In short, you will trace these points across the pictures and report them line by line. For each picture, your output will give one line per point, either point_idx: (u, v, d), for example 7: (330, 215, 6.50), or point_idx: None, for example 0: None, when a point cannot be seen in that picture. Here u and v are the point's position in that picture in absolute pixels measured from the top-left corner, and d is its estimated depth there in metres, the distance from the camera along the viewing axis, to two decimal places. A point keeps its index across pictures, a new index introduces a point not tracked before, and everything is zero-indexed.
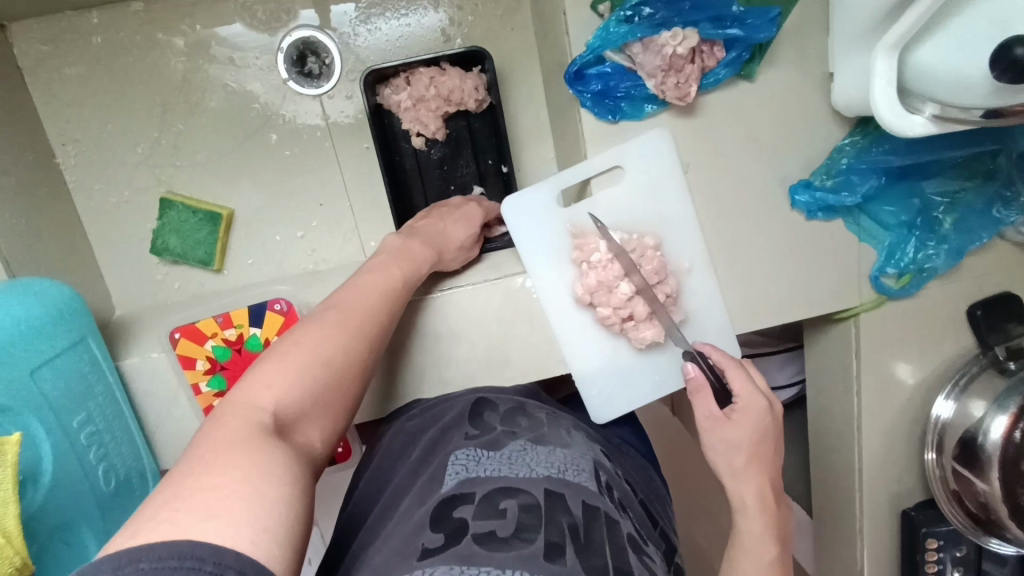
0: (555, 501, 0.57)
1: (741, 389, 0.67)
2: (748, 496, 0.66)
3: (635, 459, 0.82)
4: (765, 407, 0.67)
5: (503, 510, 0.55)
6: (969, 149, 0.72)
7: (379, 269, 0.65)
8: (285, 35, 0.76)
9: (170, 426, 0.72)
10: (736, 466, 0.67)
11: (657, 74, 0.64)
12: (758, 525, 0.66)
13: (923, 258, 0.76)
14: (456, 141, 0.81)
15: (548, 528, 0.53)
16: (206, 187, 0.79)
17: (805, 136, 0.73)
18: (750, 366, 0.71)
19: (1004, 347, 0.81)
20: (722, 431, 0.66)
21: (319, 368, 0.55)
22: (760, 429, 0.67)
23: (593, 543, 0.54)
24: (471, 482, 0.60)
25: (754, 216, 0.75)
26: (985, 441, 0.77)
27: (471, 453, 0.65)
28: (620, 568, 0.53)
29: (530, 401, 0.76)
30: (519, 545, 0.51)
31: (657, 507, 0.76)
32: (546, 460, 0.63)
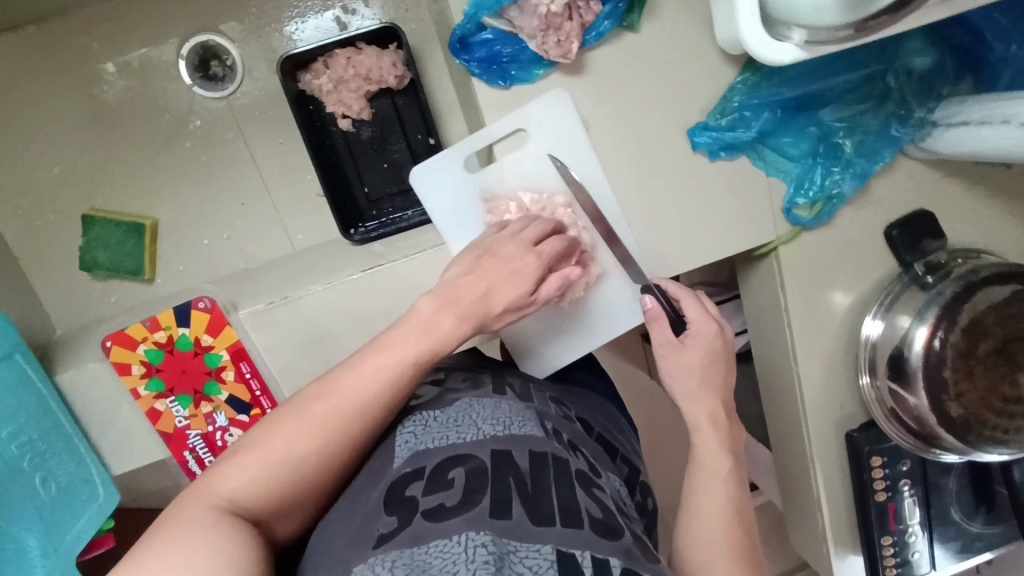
0: (502, 460, 0.59)
1: (693, 314, 0.70)
2: (701, 418, 0.68)
3: (591, 398, 0.87)
4: (715, 329, 0.70)
5: (450, 480, 0.57)
6: (853, 73, 0.74)
7: (397, 344, 0.55)
8: (185, 42, 0.78)
9: (115, 431, 0.75)
10: (690, 388, 0.69)
11: (538, 35, 0.66)
12: (713, 441, 0.67)
13: (831, 185, 0.78)
14: (383, 120, 0.82)
15: (495, 486, 0.55)
16: (128, 200, 0.80)
17: (697, 81, 0.74)
18: (700, 293, 0.73)
19: (922, 263, 0.84)
20: (676, 357, 0.69)
21: (305, 466, 0.51)
22: (710, 351, 0.69)
23: (539, 492, 0.56)
24: (420, 455, 0.61)
25: (660, 165, 0.77)
26: (910, 355, 0.81)
27: (417, 424, 0.66)
28: (566, 508, 0.55)
29: (477, 363, 0.80)
30: (465, 510, 0.52)
31: (620, 436, 0.83)
32: (494, 419, 0.65)
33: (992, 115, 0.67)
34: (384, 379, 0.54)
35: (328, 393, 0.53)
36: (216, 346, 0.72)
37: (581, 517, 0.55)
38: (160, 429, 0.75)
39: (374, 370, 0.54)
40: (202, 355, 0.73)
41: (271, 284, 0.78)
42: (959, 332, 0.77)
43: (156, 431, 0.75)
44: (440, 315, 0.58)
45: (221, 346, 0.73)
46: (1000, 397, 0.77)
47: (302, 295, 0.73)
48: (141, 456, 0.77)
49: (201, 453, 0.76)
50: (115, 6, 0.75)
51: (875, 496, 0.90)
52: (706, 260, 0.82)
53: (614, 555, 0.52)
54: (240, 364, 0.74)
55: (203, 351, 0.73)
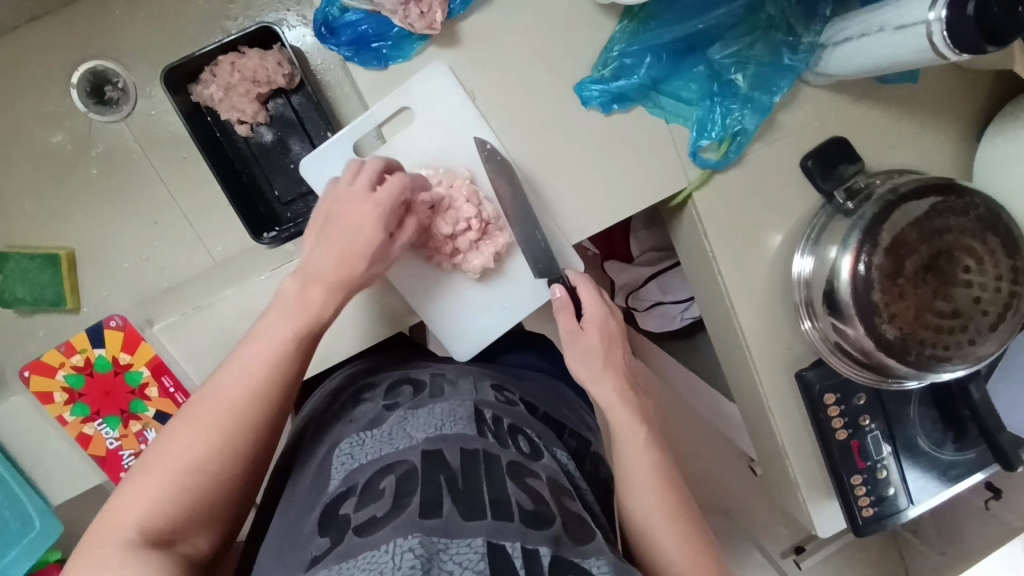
0: (431, 459, 0.58)
1: (591, 303, 0.74)
2: (611, 393, 0.70)
3: (535, 380, 0.88)
4: (607, 312, 0.74)
5: (381, 489, 0.56)
6: (728, 5, 0.74)
7: (271, 333, 0.60)
8: (75, 70, 0.79)
9: (48, 460, 0.75)
10: (596, 368, 0.72)
11: (399, 9, 0.67)
12: (623, 415, 0.69)
13: (732, 122, 0.77)
14: (283, 122, 0.82)
15: (424, 486, 0.55)
16: (42, 233, 0.81)
17: (575, 36, 0.74)
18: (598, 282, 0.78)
19: (842, 190, 0.82)
20: (578, 341, 0.73)
21: (203, 475, 0.53)
22: (607, 334, 0.73)
23: (469, 487, 0.56)
24: (354, 473, 0.61)
25: (553, 125, 0.76)
26: (839, 285, 0.77)
27: (356, 442, 0.66)
28: (497, 502, 0.55)
29: (412, 371, 0.80)
30: (394, 516, 0.51)
31: (568, 413, 0.84)
32: (425, 423, 0.64)
33: (870, 25, 0.66)
34: (266, 366, 0.58)
35: (214, 394, 0.56)
36: (135, 362, 0.72)
37: (512, 507, 0.54)
38: (93, 454, 0.74)
39: (255, 361, 0.59)
40: (123, 374, 0.73)
41: (186, 296, 0.78)
42: (882, 253, 0.74)
43: (89, 456, 0.74)
44: (310, 290, 0.64)
45: (140, 361, 0.73)
46: (934, 312, 0.74)
47: (212, 301, 0.71)
48: (78, 485, 0.76)
49: None
50: (4, 45, 0.78)
51: (835, 435, 0.87)
52: (625, 215, 0.80)
53: (545, 543, 0.52)
54: (163, 378, 0.73)
55: (123, 369, 0.73)
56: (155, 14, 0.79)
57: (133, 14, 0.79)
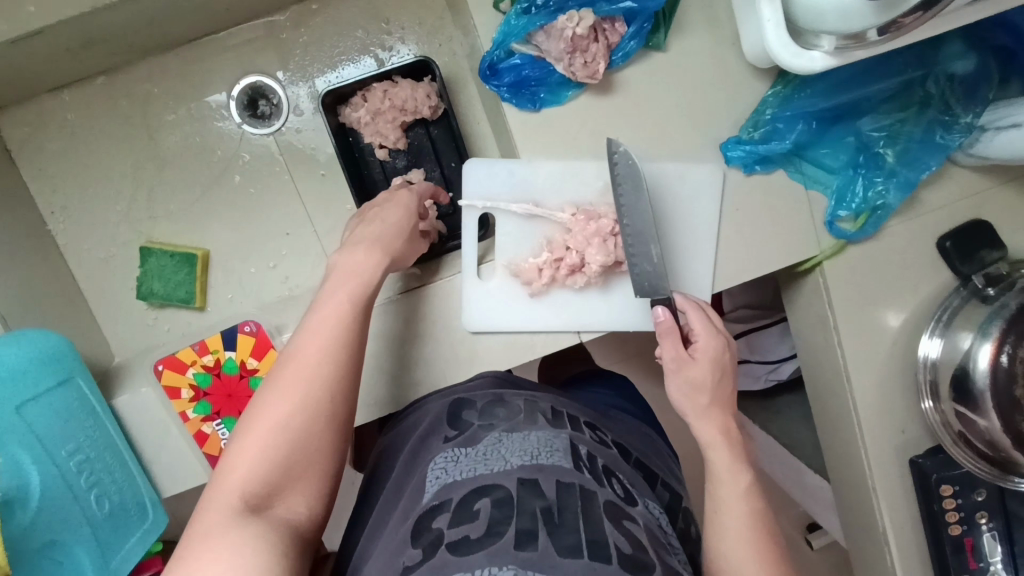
0: (528, 490, 0.57)
1: (700, 329, 0.69)
2: (714, 434, 0.68)
3: (625, 423, 0.87)
4: (722, 343, 0.69)
5: (476, 511, 0.55)
6: (889, 80, 0.73)
7: (335, 298, 0.62)
8: (235, 83, 0.83)
9: (166, 454, 0.75)
10: (701, 405, 0.69)
11: (564, 57, 0.68)
12: (725, 456, 0.67)
13: (874, 196, 0.75)
14: (419, 150, 0.85)
15: (521, 518, 0.54)
16: (184, 233, 0.85)
17: (726, 95, 0.74)
18: (707, 306, 0.73)
19: (981, 275, 0.79)
20: (686, 371, 0.68)
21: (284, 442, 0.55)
22: (719, 365, 0.69)
23: (565, 522, 0.54)
24: (448, 487, 0.60)
25: (692, 175, 0.75)
26: (973, 373, 0.75)
27: (449, 455, 0.65)
28: (593, 541, 0.53)
29: (507, 390, 0.75)
30: (489, 544, 0.51)
31: (656, 461, 0.81)
32: (522, 448, 0.63)
33: None
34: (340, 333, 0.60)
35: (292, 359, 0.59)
36: (261, 369, 0.74)
37: (609, 551, 0.52)
38: (207, 453, 0.75)
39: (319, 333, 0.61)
40: (248, 378, 0.75)
41: (311, 309, 0.80)
42: None
43: (202, 455, 0.75)
44: (359, 255, 0.66)
45: (265, 369, 0.74)
46: None
47: None
48: (190, 481, 0.76)
49: None
50: (175, 56, 0.82)
51: (948, 530, 0.82)
52: (743, 279, 0.79)
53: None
54: None
55: (249, 374, 0.75)
56: (316, 39, 0.83)
57: (296, 37, 0.83)
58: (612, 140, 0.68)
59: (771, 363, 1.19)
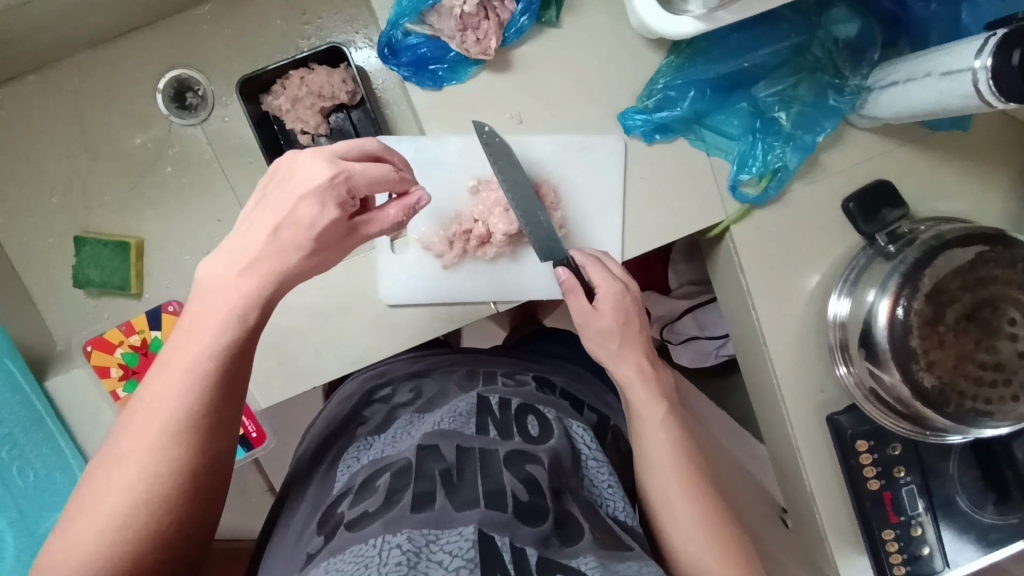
0: (427, 452, 0.57)
1: (599, 281, 0.70)
2: (630, 372, 0.70)
3: (549, 364, 0.85)
4: (621, 290, 0.71)
5: (376, 487, 0.56)
6: (777, 45, 0.75)
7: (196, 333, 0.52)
8: (162, 77, 0.87)
9: (97, 433, 0.77)
10: (613, 349, 0.70)
11: (457, 35, 0.71)
12: (643, 391, 0.69)
13: (773, 159, 0.77)
14: (341, 134, 0.88)
15: (418, 481, 0.54)
16: (119, 223, 0.88)
17: (625, 67, 0.77)
18: (604, 257, 0.74)
19: (884, 233, 0.81)
20: (593, 322, 0.70)
21: (142, 519, 0.47)
22: (622, 312, 0.70)
23: (464, 480, 0.55)
24: (354, 474, 0.61)
25: (595, 145, 0.78)
26: (875, 328, 0.76)
27: (360, 444, 0.65)
28: (491, 493, 0.54)
29: (422, 371, 0.78)
30: (386, 513, 0.51)
31: (583, 391, 0.82)
32: (427, 421, 0.64)
33: (916, 70, 0.66)
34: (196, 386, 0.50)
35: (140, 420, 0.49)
36: None
37: (507, 500, 0.53)
38: None
39: (170, 388, 0.50)
40: None
41: None
42: (922, 299, 0.72)
43: None
44: (230, 274, 0.53)
45: None
46: (976, 363, 0.72)
47: None
48: None
49: None
50: (103, 53, 0.86)
51: (866, 484, 0.84)
52: (653, 246, 0.81)
53: (532, 543, 0.51)
54: None
55: None
56: (238, 32, 0.87)
57: (219, 31, 0.87)
58: (475, 123, 0.71)
59: (716, 337, 1.21)
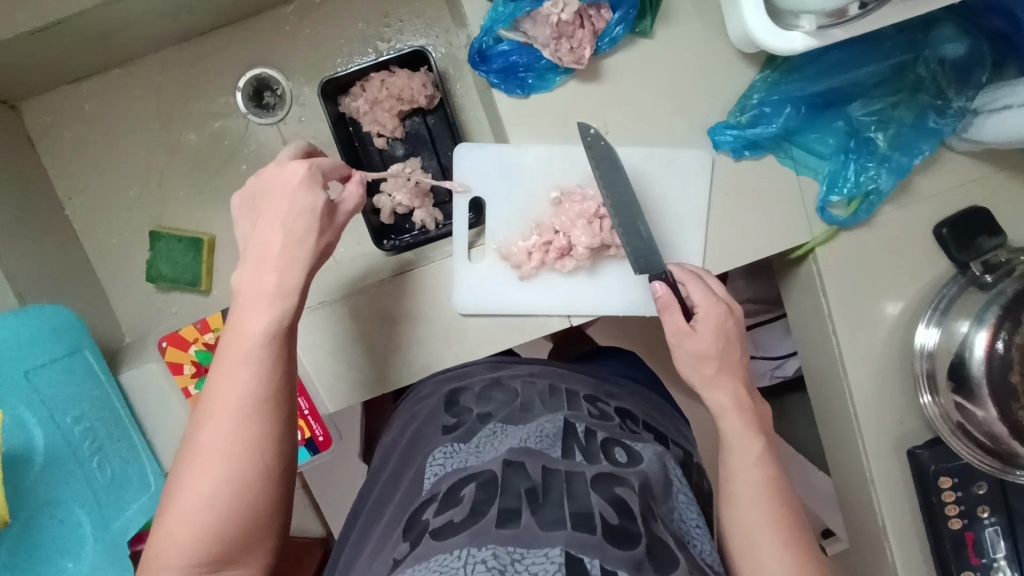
0: (514, 470, 0.55)
1: (700, 300, 0.70)
2: (723, 399, 0.69)
3: (628, 388, 0.83)
4: (724, 311, 0.69)
5: (461, 497, 0.53)
6: (878, 63, 0.73)
7: (251, 322, 0.55)
8: (242, 75, 0.87)
9: (167, 428, 0.78)
10: (707, 374, 0.69)
11: (551, 43, 0.70)
12: (738, 422, 0.68)
13: (866, 180, 0.75)
14: (416, 138, 0.87)
15: (504, 497, 0.51)
16: (192, 219, 0.89)
17: (717, 81, 0.75)
18: (705, 274, 0.73)
19: (979, 262, 0.77)
20: (688, 343, 0.69)
21: (226, 497, 0.50)
22: (722, 335, 0.69)
23: (551, 500, 0.52)
24: (439, 480, 0.58)
25: (681, 160, 0.76)
26: (970, 362, 0.73)
27: (446, 449, 0.63)
28: (578, 514, 0.50)
29: (505, 375, 0.75)
30: (469, 526, 0.48)
31: (665, 422, 0.79)
32: (512, 436, 0.61)
33: None
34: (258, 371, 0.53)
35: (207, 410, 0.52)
36: None
37: (595, 520, 0.50)
38: None
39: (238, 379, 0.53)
40: None
41: None
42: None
43: None
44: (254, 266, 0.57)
45: None
46: None
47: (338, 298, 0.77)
48: None
49: None
50: (186, 50, 0.86)
51: (947, 523, 0.80)
52: (733, 266, 0.79)
53: (624, 566, 0.47)
54: None
55: None
56: (319, 33, 0.87)
57: (300, 31, 0.87)
58: (581, 124, 0.71)
59: (776, 359, 1.18)
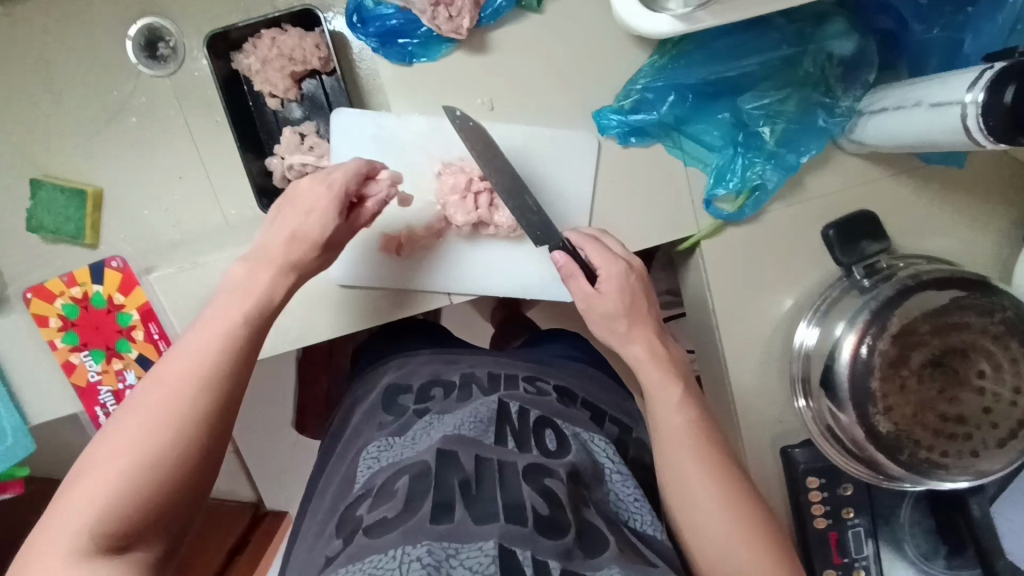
0: (447, 460, 0.55)
1: (600, 261, 0.69)
2: (639, 352, 0.68)
3: (570, 366, 0.82)
4: (623, 268, 0.69)
5: (395, 491, 0.53)
6: (768, 55, 0.71)
7: (225, 317, 0.56)
8: (133, 24, 0.84)
9: (32, 383, 0.77)
10: (621, 333, 0.68)
11: (428, 10, 0.68)
12: (655, 374, 0.67)
13: (752, 175, 0.74)
14: (311, 101, 0.85)
15: (437, 490, 0.52)
16: (76, 170, 0.86)
17: (607, 62, 0.73)
18: (603, 235, 0.72)
19: (861, 266, 0.77)
20: (597, 307, 0.68)
21: (147, 470, 0.48)
22: (629, 291, 0.69)
23: (483, 492, 0.52)
24: (376, 475, 0.59)
25: (566, 140, 0.74)
26: (837, 365, 0.72)
27: (380, 445, 0.63)
28: (508, 505, 0.51)
29: (445, 366, 0.75)
30: (404, 521, 0.49)
31: (603, 397, 0.78)
32: (445, 424, 0.60)
33: (906, 99, 0.62)
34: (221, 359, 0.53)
35: (155, 382, 0.51)
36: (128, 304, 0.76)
37: (525, 513, 0.51)
38: (73, 383, 0.76)
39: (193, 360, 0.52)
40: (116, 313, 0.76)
41: (189, 251, 0.81)
42: (889, 339, 0.68)
43: (70, 384, 0.77)
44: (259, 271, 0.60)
45: (132, 305, 0.76)
46: (936, 413, 0.68)
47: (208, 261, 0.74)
48: (56, 409, 0.78)
49: (110, 410, 0.77)
50: None
51: (813, 523, 0.80)
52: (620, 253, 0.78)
53: (555, 556, 0.48)
54: (149, 324, 0.76)
55: (117, 309, 0.76)
56: None
57: None
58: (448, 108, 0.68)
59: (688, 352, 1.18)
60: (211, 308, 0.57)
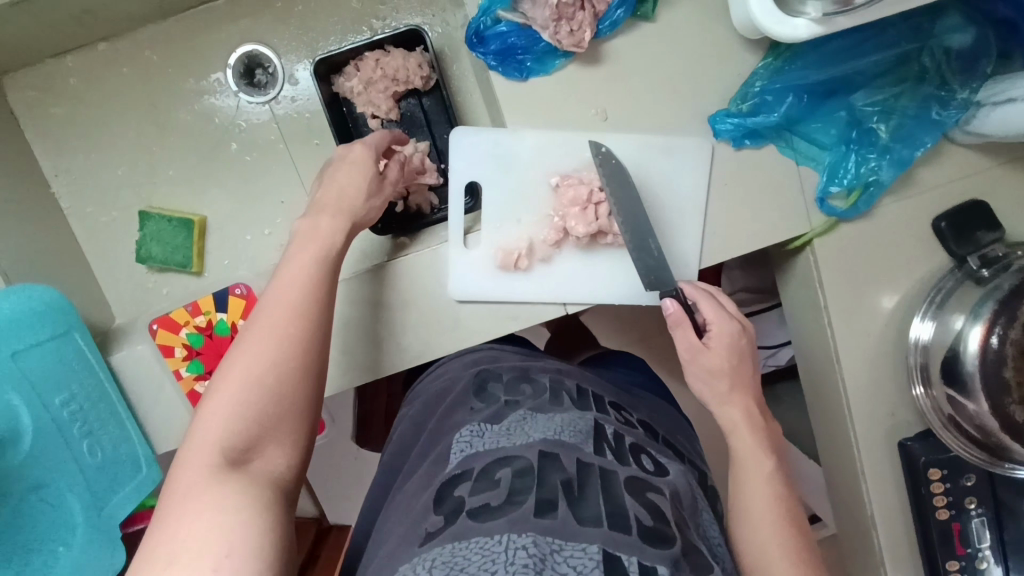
0: (550, 460, 0.51)
1: (712, 316, 0.71)
2: (736, 416, 0.70)
3: (650, 401, 0.81)
4: (737, 329, 0.71)
5: (497, 479, 0.50)
6: (883, 52, 0.72)
7: (303, 256, 0.61)
8: (232, 52, 0.85)
9: (159, 412, 0.77)
10: (721, 391, 0.70)
11: (550, 25, 0.69)
12: (748, 439, 0.68)
13: (867, 172, 0.74)
14: (409, 120, 0.86)
15: (540, 488, 0.48)
16: (182, 199, 0.87)
17: (718, 66, 0.74)
18: (717, 294, 0.74)
19: (976, 256, 0.77)
20: (700, 360, 0.70)
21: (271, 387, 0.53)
22: (735, 351, 0.71)
23: (586, 495, 0.48)
24: (469, 458, 0.55)
25: (679, 147, 0.75)
26: (964, 356, 0.72)
27: (473, 428, 0.60)
28: (613, 512, 0.47)
29: (534, 365, 0.72)
30: (510, 511, 0.46)
31: (683, 441, 0.75)
32: (544, 425, 0.57)
33: None
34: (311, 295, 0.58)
35: (263, 311, 0.57)
36: None
37: (630, 520, 0.46)
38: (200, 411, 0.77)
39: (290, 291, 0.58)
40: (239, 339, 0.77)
41: None
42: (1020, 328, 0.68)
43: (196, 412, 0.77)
44: (320, 218, 0.64)
45: None
46: None
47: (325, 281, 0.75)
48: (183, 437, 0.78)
49: None
50: (174, 24, 0.84)
51: (935, 514, 0.80)
52: (733, 257, 0.78)
53: (664, 562, 0.44)
54: None
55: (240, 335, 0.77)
56: (312, 10, 0.85)
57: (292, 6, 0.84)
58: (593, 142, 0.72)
59: (771, 348, 1.18)
60: (289, 252, 0.62)
